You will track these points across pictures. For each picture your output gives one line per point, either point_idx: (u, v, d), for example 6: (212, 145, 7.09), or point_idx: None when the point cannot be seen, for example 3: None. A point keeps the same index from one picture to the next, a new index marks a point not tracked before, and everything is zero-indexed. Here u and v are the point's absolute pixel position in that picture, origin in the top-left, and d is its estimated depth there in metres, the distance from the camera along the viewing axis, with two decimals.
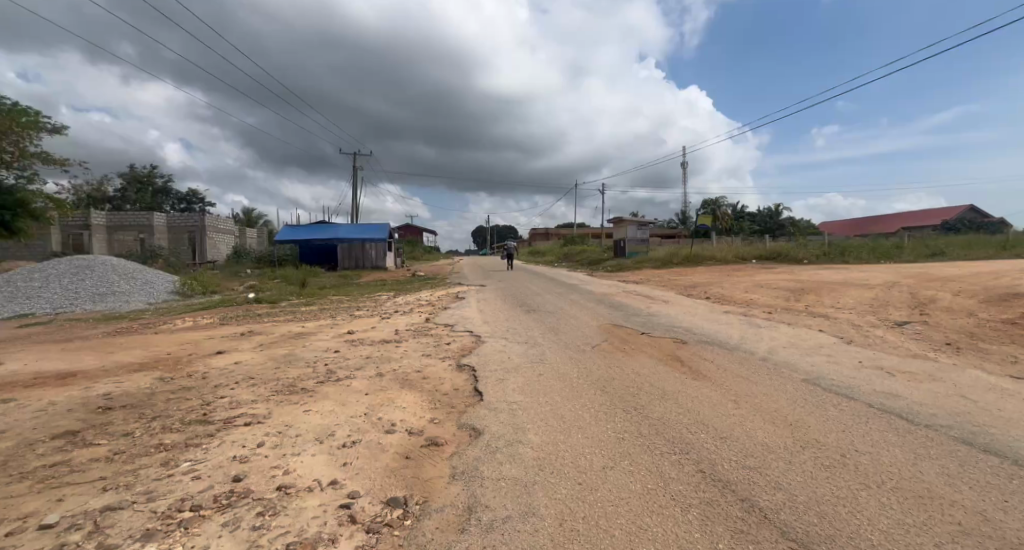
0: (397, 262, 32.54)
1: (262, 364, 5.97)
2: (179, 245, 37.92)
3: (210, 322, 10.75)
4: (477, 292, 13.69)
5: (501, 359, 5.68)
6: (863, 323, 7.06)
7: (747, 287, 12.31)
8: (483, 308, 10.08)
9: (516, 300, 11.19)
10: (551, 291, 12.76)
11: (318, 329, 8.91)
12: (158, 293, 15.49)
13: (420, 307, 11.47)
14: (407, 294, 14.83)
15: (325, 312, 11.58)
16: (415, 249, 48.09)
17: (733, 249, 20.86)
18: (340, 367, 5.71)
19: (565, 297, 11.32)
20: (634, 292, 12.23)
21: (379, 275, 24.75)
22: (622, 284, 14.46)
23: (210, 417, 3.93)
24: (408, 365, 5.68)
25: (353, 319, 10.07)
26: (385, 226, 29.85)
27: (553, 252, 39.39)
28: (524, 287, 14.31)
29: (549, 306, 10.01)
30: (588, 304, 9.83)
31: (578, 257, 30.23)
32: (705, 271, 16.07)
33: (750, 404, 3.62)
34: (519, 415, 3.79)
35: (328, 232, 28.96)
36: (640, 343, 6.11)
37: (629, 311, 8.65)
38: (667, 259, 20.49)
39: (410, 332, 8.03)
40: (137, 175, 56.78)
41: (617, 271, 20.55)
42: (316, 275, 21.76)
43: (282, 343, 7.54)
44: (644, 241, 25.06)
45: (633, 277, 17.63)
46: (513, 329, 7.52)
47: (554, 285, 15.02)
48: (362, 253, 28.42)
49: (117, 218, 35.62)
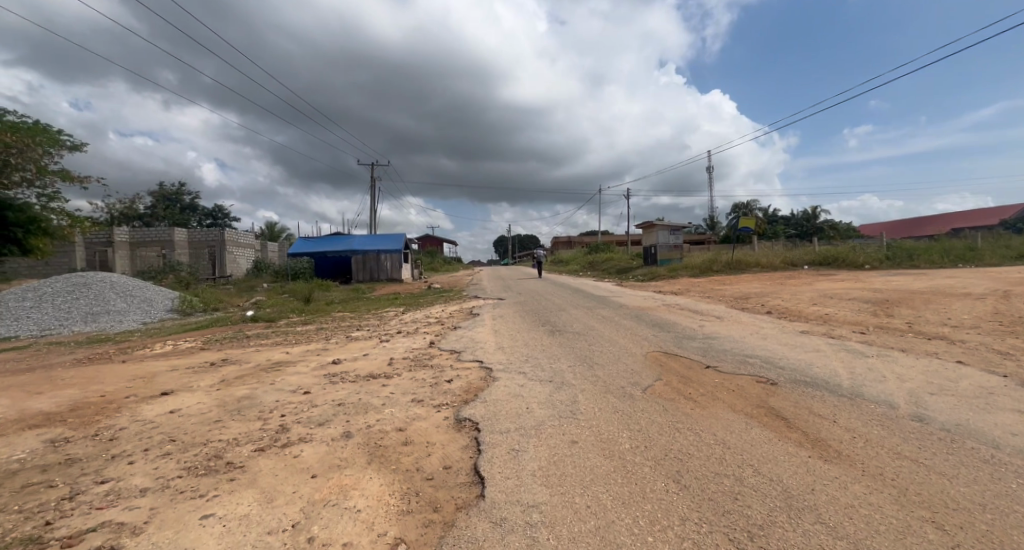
0: (414, 275, 31.41)
1: (202, 413, 4.54)
2: (201, 260, 37.90)
3: (195, 345, 9.60)
4: (494, 308, 12.16)
5: (516, 409, 4.08)
6: (1010, 349, 5.19)
7: (812, 297, 10.40)
8: (500, 329, 8.54)
9: (538, 318, 9.63)
10: (578, 306, 11.15)
11: (302, 357, 7.54)
12: (154, 312, 14.54)
13: (427, 325, 10.04)
14: (417, 310, 13.48)
15: (323, 332, 10.30)
16: (434, 260, 47.05)
17: (780, 254, 18.78)
18: (299, 421, 4.22)
19: (597, 313, 9.70)
20: (676, 306, 10.52)
21: (393, 287, 23.59)
22: (659, 297, 12.73)
23: (46, 535, 2.45)
24: (387, 419, 4.14)
25: (348, 343, 8.72)
26: (400, 237, 28.77)
27: (577, 261, 37.58)
28: (547, 301, 12.74)
29: (577, 325, 8.40)
30: (625, 323, 8.17)
31: (604, 266, 28.42)
32: (753, 280, 14.16)
33: (985, 541, 1.90)
34: (542, 543, 2.18)
35: (343, 245, 28.07)
36: (709, 384, 4.42)
37: (679, 332, 6.96)
38: (706, 266, 18.55)
39: (407, 362, 6.52)
40: (166, 192, 57.83)
41: (649, 280, 18.74)
42: (326, 289, 20.69)
43: (249, 377, 6.16)
44: (677, 247, 23.10)
45: (669, 287, 15.82)
46: (533, 359, 5.93)
47: (581, 298, 13.39)
48: (377, 265, 27.34)
49: (139, 234, 35.71)
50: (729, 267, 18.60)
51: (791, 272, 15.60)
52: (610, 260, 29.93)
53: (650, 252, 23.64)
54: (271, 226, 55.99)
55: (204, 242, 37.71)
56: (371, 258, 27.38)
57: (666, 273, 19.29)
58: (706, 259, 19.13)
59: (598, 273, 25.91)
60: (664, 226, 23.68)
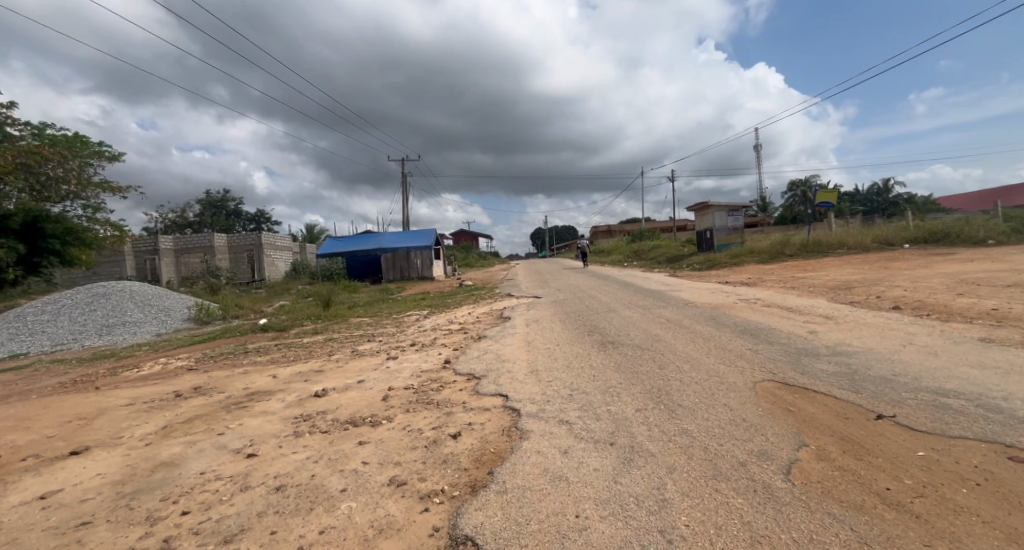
0: (448, 273, 30.14)
1: (80, 504, 2.98)
2: (240, 264, 38.37)
3: (185, 364, 8.34)
4: (528, 310, 10.37)
5: (557, 523, 2.25)
6: None
7: (947, 283, 7.93)
8: (533, 340, 6.73)
9: (581, 323, 7.75)
10: (629, 305, 9.16)
11: (286, 384, 6.01)
12: (170, 322, 13.64)
13: (447, 335, 8.39)
14: (441, 314, 11.91)
15: (328, 346, 8.83)
16: (470, 256, 45.78)
17: (872, 232, 15.92)
18: (200, 529, 2.54)
19: (655, 315, 7.72)
20: (756, 302, 8.36)
21: (424, 287, 22.18)
22: (727, 289, 10.53)
23: None
24: (337, 533, 2.41)
25: (349, 361, 7.17)
26: (430, 233, 27.49)
27: (619, 250, 35.11)
28: (590, 299, 10.83)
29: (634, 333, 6.47)
30: (699, 330, 6.16)
31: (650, 255, 26.02)
32: (845, 266, 11.63)
33: None
34: None
35: (372, 244, 27.08)
36: (911, 462, 2.41)
37: (788, 346, 4.89)
38: (776, 251, 15.98)
39: (407, 396, 4.84)
40: (212, 200, 59.52)
41: (708, 269, 16.39)
42: (353, 292, 19.59)
43: (200, 421, 4.63)
44: (736, 230, 20.71)
45: (735, 277, 13.47)
46: (579, 395, 4.09)
47: (631, 293, 11.34)
48: (407, 263, 26.06)
49: (182, 241, 36.25)
50: (804, 250, 15.97)
51: (889, 253, 12.90)
52: (656, 249, 27.45)
53: (704, 237, 21.16)
54: (310, 228, 56.45)
55: (243, 246, 38.25)
56: (400, 256, 26.14)
57: (727, 261, 16.82)
58: (776, 242, 16.56)
59: (644, 263, 23.64)
60: (721, 207, 21.12)
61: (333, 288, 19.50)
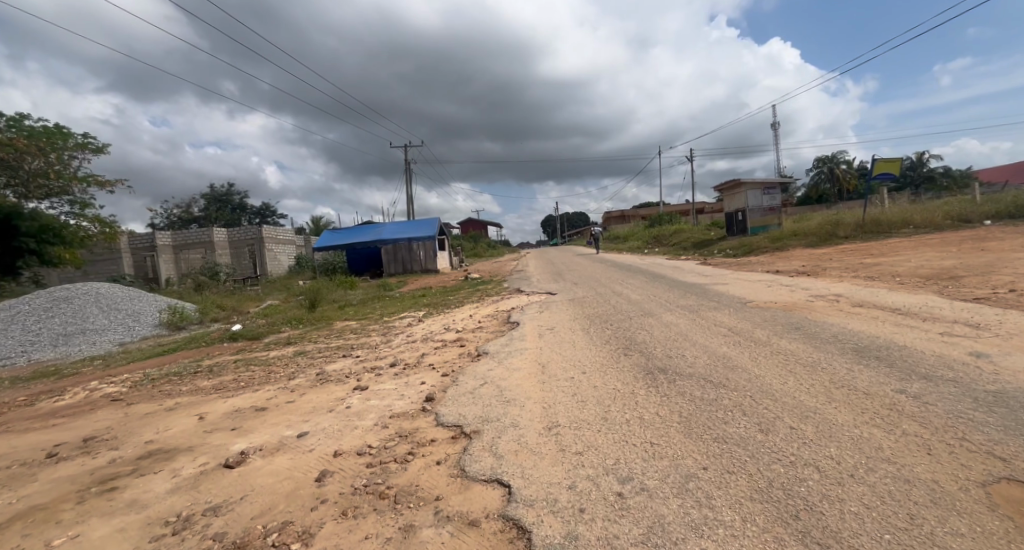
0: (454, 265, 28.58)
1: None
2: (242, 259, 37.32)
3: (116, 390, 6.67)
4: (541, 312, 8.60)
5: None
6: None
7: None
8: (548, 363, 4.97)
9: (610, 333, 5.96)
10: (665, 305, 7.34)
11: (203, 434, 4.27)
12: (138, 329, 12.06)
13: (439, 350, 6.65)
14: (439, 316, 10.20)
15: (294, 364, 7.13)
16: (478, 245, 44.13)
17: (944, 208, 13.85)
18: None
19: (707, 322, 5.89)
20: (837, 300, 6.49)
21: (427, 281, 20.58)
22: (784, 281, 8.66)
23: None
24: None
25: (306, 392, 5.44)
26: (434, 222, 25.74)
27: (637, 236, 33.11)
28: (614, 297, 9.02)
29: (689, 353, 4.65)
30: (785, 350, 4.31)
31: (673, 241, 24.03)
32: (923, 251, 9.71)
33: None
34: None
35: (373, 235, 25.49)
36: None
37: (961, 386, 3.06)
38: (827, 233, 14.03)
39: (353, 478, 3.08)
40: (217, 194, 58.55)
41: (747, 256, 14.65)
42: (350, 290, 18.06)
43: (23, 524, 2.89)
44: (772, 210, 18.89)
45: (784, 265, 11.59)
46: (637, 503, 2.28)
47: (663, 288, 9.52)
48: (409, 255, 24.46)
49: (181, 236, 35.04)
50: (861, 230, 13.97)
51: (970, 234, 10.91)
52: (678, 234, 25.45)
53: (735, 220, 19.40)
54: (315, 221, 55.14)
55: (244, 240, 37.14)
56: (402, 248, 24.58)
57: (768, 247, 14.91)
58: (827, 222, 14.67)
59: (669, 249, 21.89)
60: (755, 184, 18.91)
61: (328, 286, 17.96)
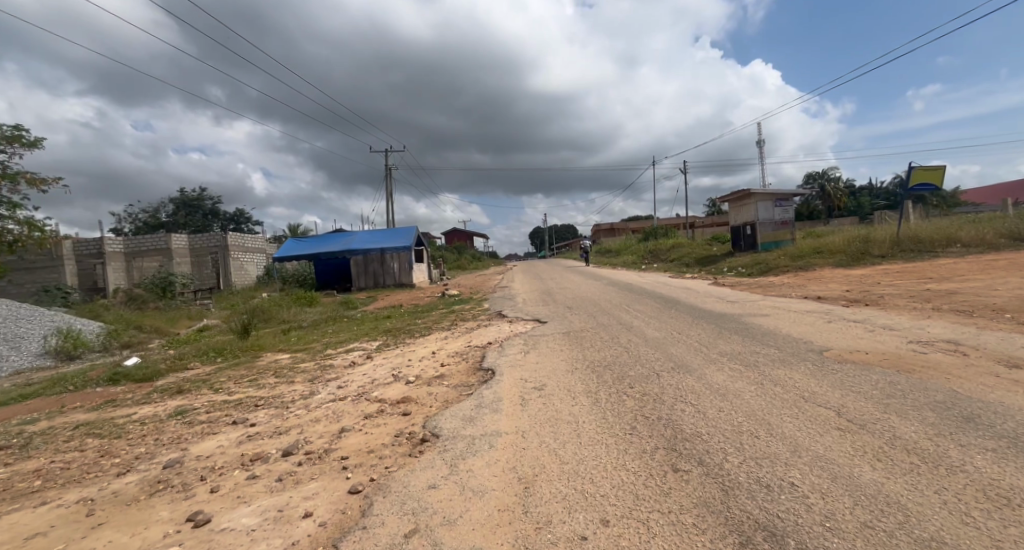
0: (433, 279, 26.36)
1: None
2: (203, 268, 34.61)
3: None
4: (525, 354, 6.34)
5: None
6: None
7: None
8: (535, 490, 2.72)
9: (632, 411, 3.75)
10: (699, 353, 5.17)
11: None
12: (10, 359, 9.42)
13: (367, 427, 4.33)
14: (395, 353, 7.89)
15: (154, 437, 4.72)
16: (462, 257, 41.99)
17: (991, 226, 12.15)
18: None
19: (787, 393, 3.68)
20: (962, 352, 4.41)
21: (398, 298, 18.27)
22: (847, 315, 6.61)
23: None
24: None
25: (107, 522, 3.03)
26: (410, 231, 23.44)
27: (629, 251, 31.21)
28: (621, 332, 6.83)
29: (805, 481, 2.40)
30: (1013, 491, 2.12)
31: (671, 256, 22.09)
32: (1004, 278, 7.83)
33: None
34: None
35: (342, 245, 23.07)
36: None
37: None
38: (858, 252, 12.22)
39: None
40: (187, 199, 55.49)
41: (765, 276, 12.77)
42: (306, 311, 15.66)
43: None
44: (785, 224, 17.15)
45: (820, 289, 9.65)
46: None
47: (680, 319, 7.43)
48: (381, 267, 22.16)
49: (135, 243, 32.23)
50: (898, 248, 12.15)
51: None
52: (676, 249, 23.53)
53: (743, 234, 17.75)
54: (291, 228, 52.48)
55: (206, 248, 34.57)
56: (374, 259, 22.24)
57: (788, 266, 13.01)
58: (857, 238, 12.86)
59: (668, 264, 20.03)
60: (766, 195, 17.10)
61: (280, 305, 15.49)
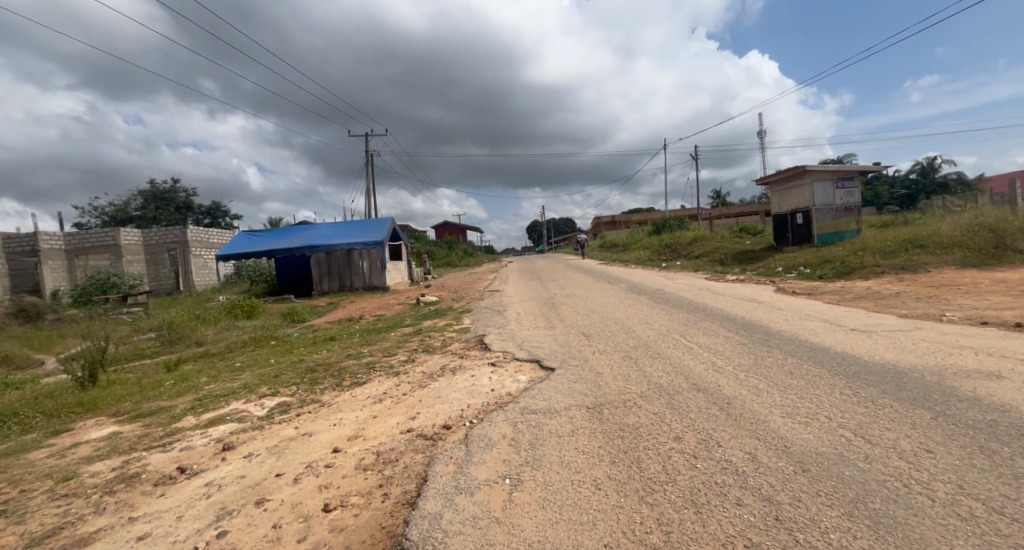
0: (416, 280, 22.77)
1: None
2: (160, 267, 31.52)
3: None
4: (511, 502, 2.67)
5: None
6: None
7: None
8: None
9: None
10: None
11: None
12: None
13: None
14: (272, 444, 4.21)
15: None
16: (453, 253, 38.36)
17: None
18: None
19: None
20: None
21: (362, 307, 14.68)
22: None
23: None
24: None
25: None
26: (384, 223, 19.70)
27: (638, 246, 27.45)
28: (716, 429, 3.17)
29: None
30: None
31: (695, 252, 18.41)
32: None
33: None
34: None
35: (300, 241, 19.22)
36: None
37: None
38: (990, 246, 8.76)
39: None
40: (157, 191, 51.72)
41: (849, 280, 9.27)
42: (234, 328, 12.07)
43: None
44: (848, 210, 13.52)
45: (983, 306, 6.11)
46: None
47: (805, 380, 3.89)
48: (348, 267, 18.53)
49: (78, 239, 28.98)
50: None
51: None
52: (699, 244, 19.87)
53: (792, 224, 14.19)
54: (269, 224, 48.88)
55: (163, 244, 31.23)
56: (339, 257, 18.56)
57: (881, 264, 9.43)
58: (978, 227, 9.37)
59: (695, 262, 16.49)
60: (826, 173, 13.38)
61: (199, 327, 11.94)
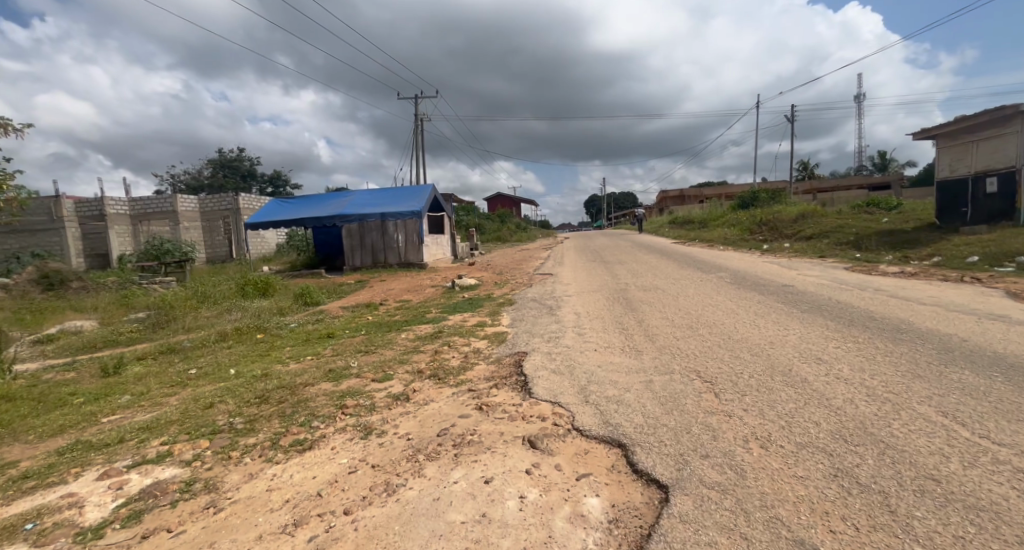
0: (460, 256, 20.23)
1: None
2: (215, 235, 31.37)
3: None
4: None
5: None
6: None
7: None
8: None
9: None
10: None
11: None
12: None
13: None
14: None
15: None
16: (507, 226, 35.57)
17: None
18: None
19: None
20: None
21: (389, 288, 12.36)
22: None
23: None
24: None
25: None
26: (425, 191, 17.15)
27: (722, 222, 23.11)
28: None
29: None
30: None
31: (808, 232, 14.26)
32: None
33: None
34: None
35: (333, 209, 17.17)
36: None
37: None
38: None
39: None
40: (225, 160, 52.79)
41: None
42: (236, 310, 10.07)
43: None
44: None
45: None
46: None
47: None
48: (383, 240, 16.30)
49: (140, 204, 29.16)
50: None
51: None
52: (811, 221, 15.63)
53: (977, 194, 9.94)
54: None
55: (216, 212, 30.89)
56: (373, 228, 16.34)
57: None
58: None
59: (813, 245, 12.57)
60: None
61: (196, 310, 10.07)
